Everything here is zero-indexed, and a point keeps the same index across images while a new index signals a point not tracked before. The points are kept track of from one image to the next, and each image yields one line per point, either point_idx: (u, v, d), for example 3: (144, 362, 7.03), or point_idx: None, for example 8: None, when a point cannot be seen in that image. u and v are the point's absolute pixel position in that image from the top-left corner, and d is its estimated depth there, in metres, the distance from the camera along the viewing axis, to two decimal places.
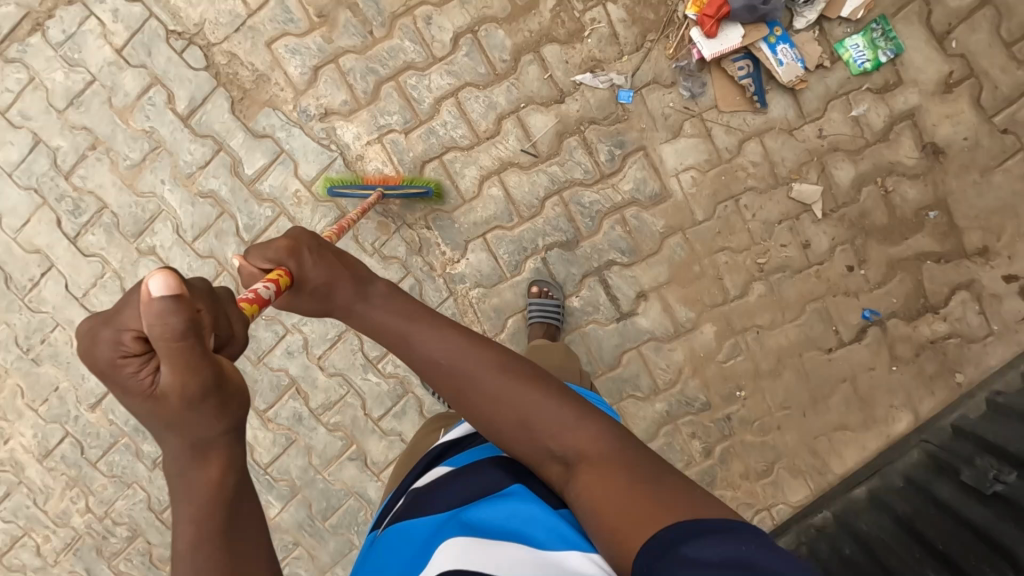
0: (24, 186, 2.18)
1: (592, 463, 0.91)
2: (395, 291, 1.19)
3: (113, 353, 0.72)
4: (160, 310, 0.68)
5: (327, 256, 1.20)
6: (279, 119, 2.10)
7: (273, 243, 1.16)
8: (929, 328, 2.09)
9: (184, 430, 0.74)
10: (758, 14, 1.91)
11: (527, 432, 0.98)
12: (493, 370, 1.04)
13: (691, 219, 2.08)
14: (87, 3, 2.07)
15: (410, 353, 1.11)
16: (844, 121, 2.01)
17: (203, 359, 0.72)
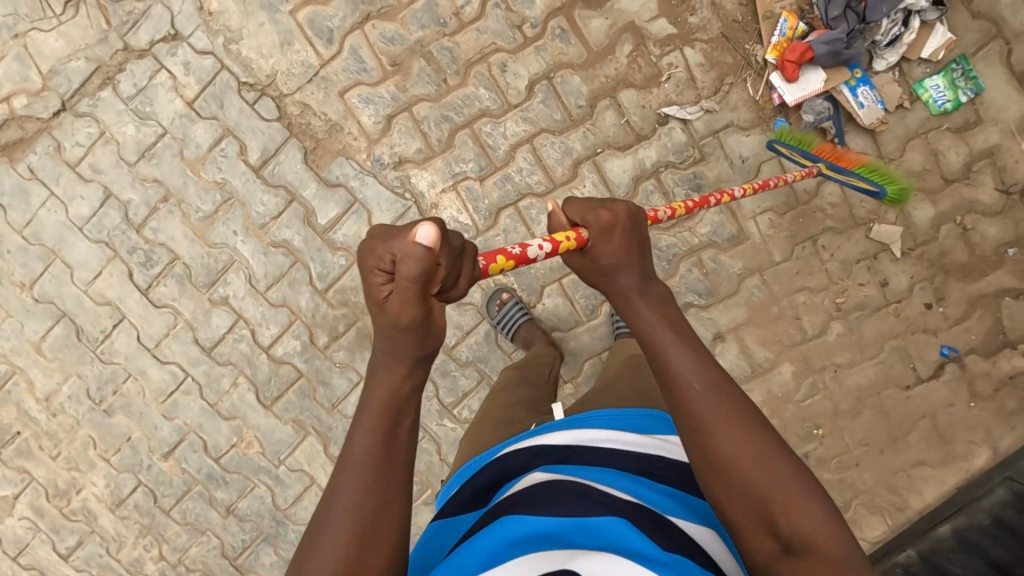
0: (95, 240, 2.17)
1: (825, 563, 0.82)
2: (665, 295, 1.03)
3: (375, 263, 0.90)
4: (411, 254, 0.85)
5: (626, 236, 1.04)
6: (352, 168, 2.09)
7: (602, 208, 1.05)
8: (1008, 364, 2.08)
9: (393, 351, 0.92)
10: (841, 58, 1.91)
11: (754, 499, 0.88)
12: (751, 423, 0.92)
13: (769, 261, 2.07)
14: (158, 56, 2.05)
15: (663, 367, 0.95)
16: (923, 161, 2.01)
17: (422, 303, 0.88)
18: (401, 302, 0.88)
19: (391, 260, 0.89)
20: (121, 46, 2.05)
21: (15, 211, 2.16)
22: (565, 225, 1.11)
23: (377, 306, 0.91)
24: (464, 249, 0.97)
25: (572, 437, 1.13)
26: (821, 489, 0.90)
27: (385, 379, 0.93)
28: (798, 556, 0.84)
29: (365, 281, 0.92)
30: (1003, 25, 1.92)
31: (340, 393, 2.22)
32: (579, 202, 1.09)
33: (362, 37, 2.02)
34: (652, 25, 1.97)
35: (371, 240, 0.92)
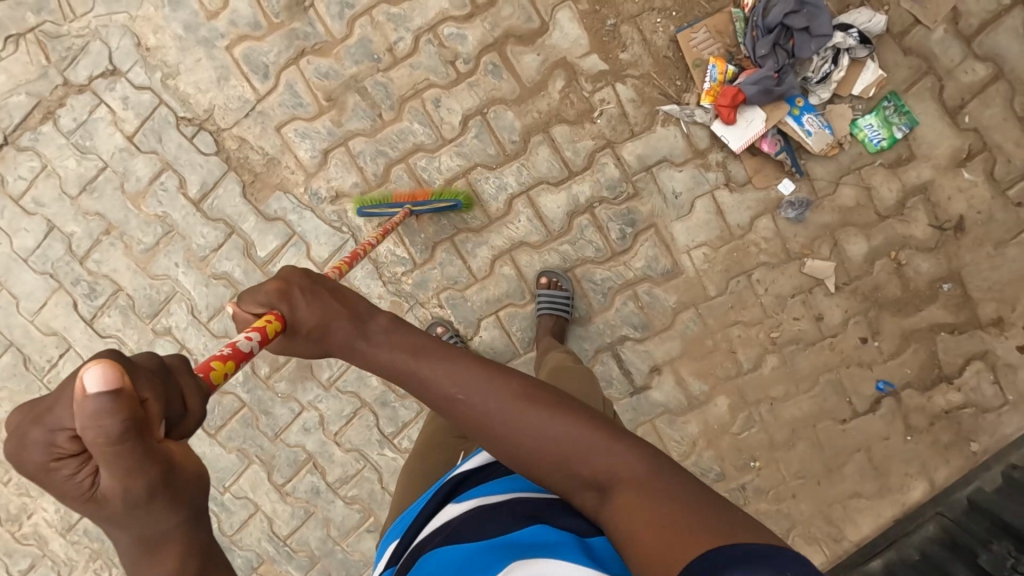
0: (40, 271, 2.20)
1: (629, 490, 0.85)
2: (398, 325, 1.07)
3: (45, 457, 0.67)
4: (100, 412, 0.63)
5: (319, 293, 1.09)
6: (290, 202, 2.11)
7: (267, 281, 1.09)
8: (943, 398, 2.09)
9: (129, 528, 0.70)
10: (774, 95, 1.91)
11: (553, 462, 0.91)
12: (513, 395, 0.97)
13: (704, 295, 2.08)
14: (97, 91, 2.07)
15: (423, 388, 1.01)
16: (856, 196, 2.00)
17: (149, 462, 0.67)
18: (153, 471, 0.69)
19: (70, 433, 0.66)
20: (61, 81, 2.07)
21: None
22: (261, 313, 1.07)
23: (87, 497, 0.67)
24: (167, 366, 0.80)
25: (488, 453, 1.12)
26: (602, 419, 0.95)
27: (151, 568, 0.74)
28: (608, 493, 0.87)
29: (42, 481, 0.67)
30: (935, 62, 1.92)
31: (283, 422, 2.24)
32: (265, 281, 1.09)
33: (298, 72, 2.04)
34: (583, 61, 1.97)
35: (21, 431, 0.67)
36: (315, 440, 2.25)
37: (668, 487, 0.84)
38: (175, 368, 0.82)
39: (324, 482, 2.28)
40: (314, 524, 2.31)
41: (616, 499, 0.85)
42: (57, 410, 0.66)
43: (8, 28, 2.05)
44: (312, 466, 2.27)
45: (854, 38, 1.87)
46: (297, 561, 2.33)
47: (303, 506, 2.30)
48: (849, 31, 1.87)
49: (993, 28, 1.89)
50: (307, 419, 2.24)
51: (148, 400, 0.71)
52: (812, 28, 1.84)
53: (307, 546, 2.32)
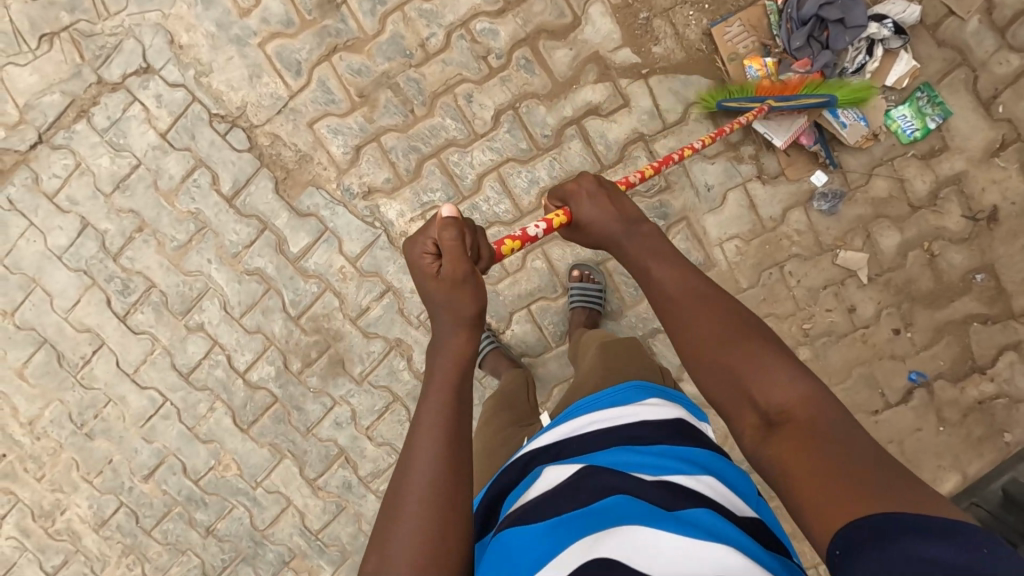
0: (73, 268, 2.21)
1: (800, 426, 0.91)
2: (658, 235, 1.23)
3: (416, 255, 1.17)
4: (445, 224, 1.13)
5: (614, 198, 1.27)
6: (323, 198, 2.12)
7: (567, 183, 1.32)
8: (976, 390, 2.09)
9: (453, 307, 1.13)
10: None
11: (738, 383, 1.00)
12: (728, 315, 1.08)
13: (736, 288, 2.09)
14: (130, 88, 2.09)
15: (652, 285, 1.19)
16: (890, 188, 2.01)
17: (465, 264, 1.14)
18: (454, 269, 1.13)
19: (435, 244, 1.16)
20: (94, 79, 2.08)
21: None
22: (555, 208, 1.35)
23: (434, 276, 1.15)
24: (474, 231, 1.21)
25: (562, 430, 1.12)
26: (799, 363, 0.99)
27: (454, 339, 1.13)
28: (778, 424, 0.93)
29: (416, 271, 1.17)
30: (969, 53, 1.92)
31: (315, 417, 2.26)
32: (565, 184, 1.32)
33: (330, 68, 2.05)
34: (616, 55, 1.98)
35: (411, 236, 1.18)
36: (347, 435, 2.26)
37: (842, 438, 0.87)
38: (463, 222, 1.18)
39: (356, 476, 2.29)
40: (345, 518, 2.32)
41: (781, 435, 0.92)
42: (428, 230, 1.17)
43: (42, 27, 2.06)
44: (344, 460, 2.28)
45: (889, 29, 1.85)
46: (329, 555, 2.35)
47: (335, 500, 2.31)
48: (885, 21, 1.85)
49: None
50: (339, 415, 2.25)
51: (444, 238, 1.13)
52: (847, 19, 1.82)
53: (339, 541, 2.34)
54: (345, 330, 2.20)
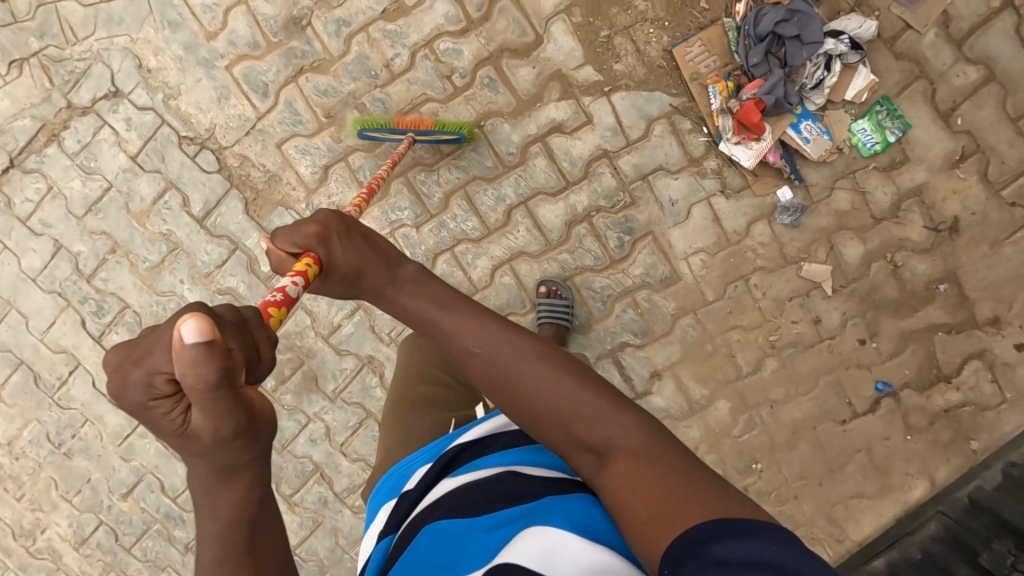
0: (48, 290, 2.24)
1: (625, 455, 0.91)
2: (424, 276, 1.13)
3: (143, 394, 0.69)
4: (192, 360, 0.65)
5: (355, 237, 1.12)
6: (292, 217, 2.14)
7: (303, 225, 1.09)
8: (943, 397, 2.11)
9: (209, 459, 0.72)
10: (774, 107, 1.93)
11: (560, 423, 0.97)
12: (530, 361, 1.01)
13: (702, 301, 2.11)
14: (100, 112, 2.11)
15: (449, 344, 1.06)
16: (852, 199, 2.03)
17: (239, 406, 0.70)
18: (204, 410, 0.68)
19: (170, 376, 0.68)
20: (64, 104, 2.10)
21: None
22: (295, 255, 1.09)
23: (183, 434, 0.69)
24: (244, 316, 0.80)
25: (488, 425, 1.20)
26: (613, 392, 0.99)
27: (225, 492, 0.76)
28: (605, 456, 0.93)
29: (145, 422, 0.70)
30: (927, 66, 1.93)
31: (290, 434, 2.28)
32: (303, 223, 1.10)
33: (297, 90, 2.07)
34: (578, 73, 2.00)
35: (119, 367, 0.70)
36: (322, 451, 2.28)
37: (663, 464, 0.89)
38: (249, 320, 0.82)
39: (331, 492, 2.31)
40: (322, 533, 2.34)
41: (611, 462, 0.92)
42: (154, 353, 0.67)
43: (11, 53, 2.08)
44: (319, 476, 2.30)
45: (846, 45, 1.88)
46: (307, 570, 2.37)
47: (311, 515, 2.33)
48: (841, 37, 1.89)
49: (984, 30, 1.90)
50: (314, 431, 2.27)
51: (233, 350, 0.72)
52: (803, 36, 1.87)
53: (317, 555, 2.36)
54: (318, 347, 2.21)
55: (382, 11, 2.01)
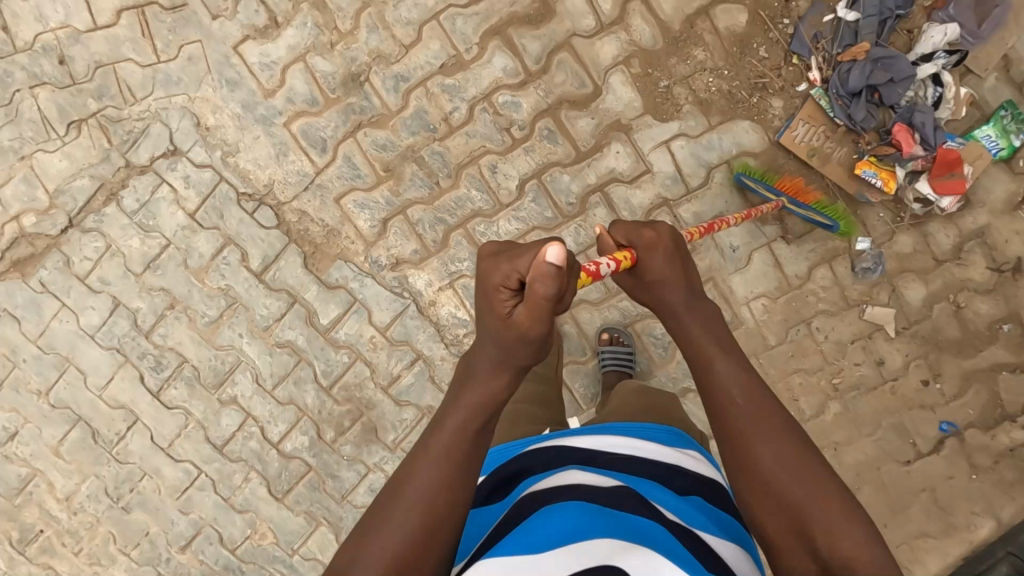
0: (106, 346, 2.24)
1: (855, 572, 0.89)
2: (715, 318, 1.14)
3: (498, 280, 0.98)
4: (543, 274, 0.90)
5: (678, 255, 1.16)
6: (351, 270, 2.15)
7: (646, 227, 1.17)
8: (1007, 436, 2.10)
9: (501, 357, 1.00)
10: (926, 138, 1.89)
11: (794, 516, 0.95)
12: (785, 435, 1.01)
13: (764, 345, 2.11)
14: (158, 171, 2.12)
15: (709, 380, 1.07)
16: (913, 242, 2.03)
17: (544, 322, 0.95)
18: (527, 311, 0.94)
19: (518, 279, 0.96)
20: (123, 163, 2.11)
21: (28, 322, 2.23)
22: (616, 245, 1.21)
23: (502, 321, 0.98)
24: (503, 250, 1.00)
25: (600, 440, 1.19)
26: (860, 509, 0.95)
27: (490, 381, 1.01)
28: (834, 570, 0.90)
29: (485, 296, 1.00)
30: (987, 109, 1.93)
31: (349, 484, 2.27)
32: (642, 228, 1.17)
33: (355, 144, 2.07)
34: (638, 123, 2.00)
35: (494, 260, 1.00)
36: None
37: None
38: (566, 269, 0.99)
39: None
40: None
41: (834, 575, 0.89)
42: (521, 258, 0.97)
43: (70, 114, 2.09)
44: None
45: (943, 62, 1.85)
46: None
47: None
48: (936, 56, 1.85)
49: None
50: (374, 481, 2.27)
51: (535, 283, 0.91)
52: (894, 77, 1.85)
53: None
54: (377, 398, 2.21)
55: (440, 65, 2.02)
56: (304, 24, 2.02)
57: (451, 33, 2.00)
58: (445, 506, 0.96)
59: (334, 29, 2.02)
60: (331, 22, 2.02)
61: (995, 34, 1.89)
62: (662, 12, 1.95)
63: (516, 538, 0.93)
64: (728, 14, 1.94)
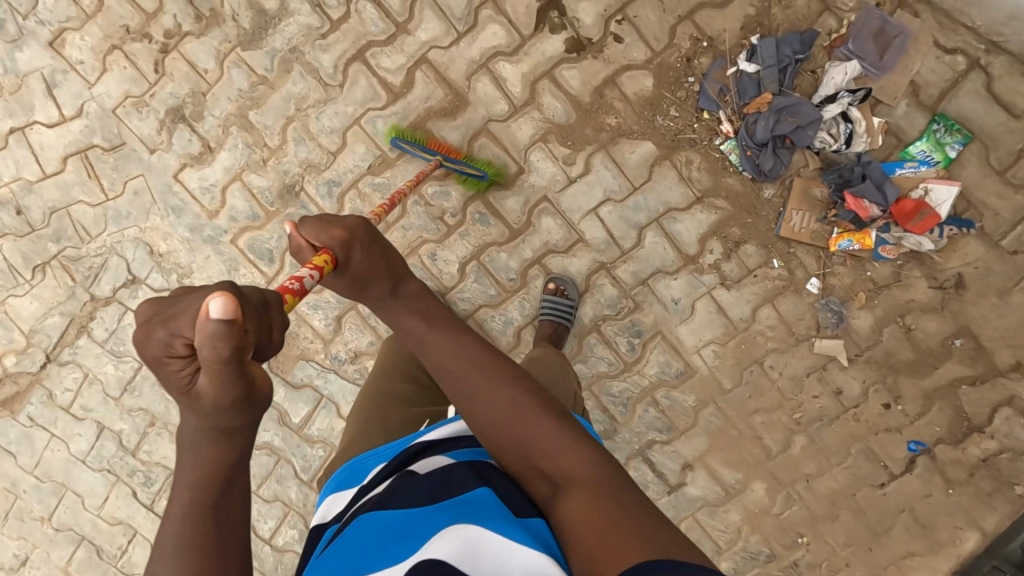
0: (97, 468, 2.35)
1: (581, 486, 0.95)
2: (421, 292, 1.20)
3: (160, 351, 0.76)
4: (213, 335, 0.71)
5: (376, 249, 1.16)
6: (314, 368, 2.23)
7: (333, 225, 1.13)
8: (977, 448, 2.09)
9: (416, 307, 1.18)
10: (880, 191, 1.93)
11: (528, 451, 1.02)
12: (512, 391, 1.08)
13: (721, 389, 2.15)
14: (121, 300, 2.23)
15: (430, 355, 1.14)
16: (853, 271, 2.04)
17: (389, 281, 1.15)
18: (211, 379, 0.76)
19: (186, 342, 0.75)
20: (88, 297, 2.23)
21: (23, 455, 2.36)
22: (317, 248, 1.15)
23: (185, 393, 0.78)
24: (268, 301, 0.86)
25: (449, 423, 1.20)
26: (580, 431, 1.04)
27: (203, 452, 0.82)
28: (563, 488, 0.96)
29: (158, 370, 0.78)
30: (903, 136, 1.95)
31: None
32: (337, 220, 1.15)
33: None
34: (564, 195, 2.06)
35: (318, 225, 1.13)
36: None
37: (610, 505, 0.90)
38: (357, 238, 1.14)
39: None
40: None
41: (567, 493, 0.95)
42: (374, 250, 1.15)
43: (34, 259, 2.22)
44: None
45: (849, 98, 1.88)
46: None
47: None
48: (839, 96, 1.90)
49: (954, 93, 1.91)
50: None
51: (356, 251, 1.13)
52: (801, 122, 1.90)
53: None
54: None
55: (368, 166, 2.10)
56: (236, 145, 2.12)
57: (374, 135, 2.08)
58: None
59: (264, 146, 2.11)
60: (261, 140, 2.11)
61: (898, 63, 1.90)
62: (571, 87, 2.00)
63: (343, 550, 0.92)
64: (634, 79, 1.99)
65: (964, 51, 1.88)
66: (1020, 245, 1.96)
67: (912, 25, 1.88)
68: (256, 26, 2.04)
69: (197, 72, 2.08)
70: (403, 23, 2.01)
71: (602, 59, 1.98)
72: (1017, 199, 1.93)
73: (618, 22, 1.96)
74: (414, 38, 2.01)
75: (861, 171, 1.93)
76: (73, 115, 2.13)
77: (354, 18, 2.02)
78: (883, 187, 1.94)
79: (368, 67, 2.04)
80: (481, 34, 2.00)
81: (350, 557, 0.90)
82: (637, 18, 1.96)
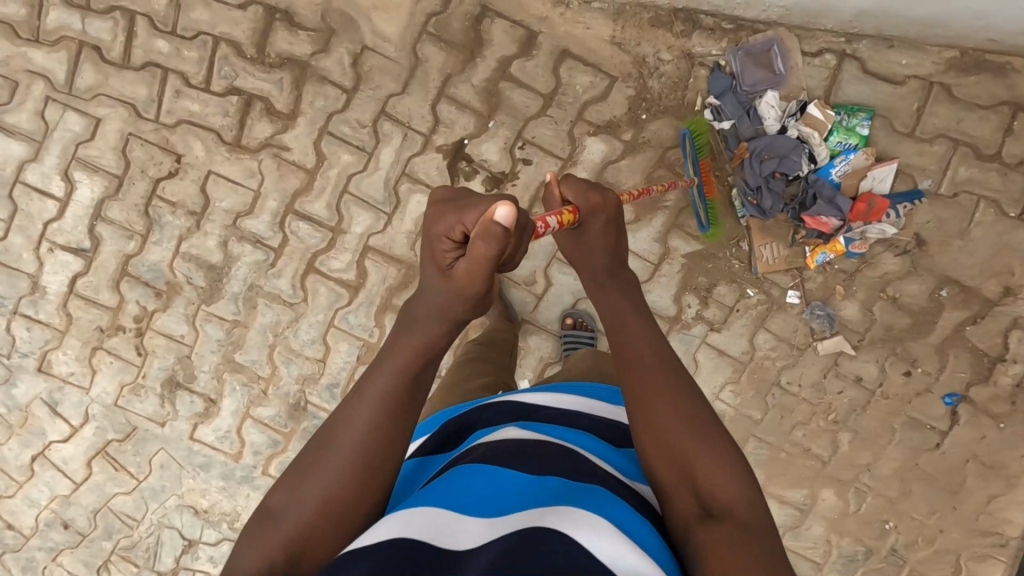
0: None
1: (732, 521, 0.94)
2: (632, 284, 1.28)
3: (444, 232, 1.08)
4: (488, 234, 0.97)
5: (612, 234, 1.30)
6: None
7: (593, 190, 1.28)
8: (1007, 376, 2.14)
9: (596, 245, 1.30)
10: (831, 205, 2.01)
11: (685, 471, 1.00)
12: (690, 407, 1.07)
13: (753, 421, 2.22)
14: (187, 565, 2.32)
15: (620, 340, 1.17)
16: (821, 271, 2.13)
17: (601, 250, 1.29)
18: (466, 270, 1.05)
19: (463, 231, 1.06)
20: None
21: None
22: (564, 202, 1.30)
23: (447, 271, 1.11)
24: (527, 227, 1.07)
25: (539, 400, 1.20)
26: (741, 463, 1.03)
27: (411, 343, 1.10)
28: (717, 519, 0.94)
29: (432, 244, 1.10)
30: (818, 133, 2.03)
31: None
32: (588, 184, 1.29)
33: None
34: (537, 312, 2.18)
35: (445, 208, 1.09)
36: None
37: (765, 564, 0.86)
38: (600, 206, 1.28)
39: None
40: None
41: (716, 523, 0.93)
42: (466, 216, 1.04)
43: (96, 561, 2.33)
44: None
45: (792, 121, 2.01)
46: None
47: None
48: (787, 125, 2.02)
49: (838, 86, 2.03)
50: None
51: (464, 228, 1.05)
52: (765, 157, 1.99)
53: None
54: None
55: (357, 358, 2.21)
56: (234, 389, 2.24)
57: (350, 330, 2.20)
58: (376, 464, 0.99)
59: (259, 379, 2.23)
60: (254, 375, 2.23)
61: (791, 65, 2.02)
62: None
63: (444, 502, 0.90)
64: None
65: (830, 49, 2.03)
66: (958, 187, 2.06)
67: (773, 33, 2.01)
68: (211, 281, 2.18)
69: (175, 340, 2.22)
70: (336, 225, 2.15)
71: (520, 184, 2.12)
72: (935, 150, 2.05)
73: (520, 148, 2.10)
74: (351, 234, 2.15)
75: (811, 193, 2.03)
76: (81, 422, 2.26)
77: (292, 240, 2.16)
78: (835, 199, 2.02)
79: (322, 275, 2.17)
80: (408, 207, 2.14)
81: (453, 501, 0.90)
82: (536, 138, 2.09)
